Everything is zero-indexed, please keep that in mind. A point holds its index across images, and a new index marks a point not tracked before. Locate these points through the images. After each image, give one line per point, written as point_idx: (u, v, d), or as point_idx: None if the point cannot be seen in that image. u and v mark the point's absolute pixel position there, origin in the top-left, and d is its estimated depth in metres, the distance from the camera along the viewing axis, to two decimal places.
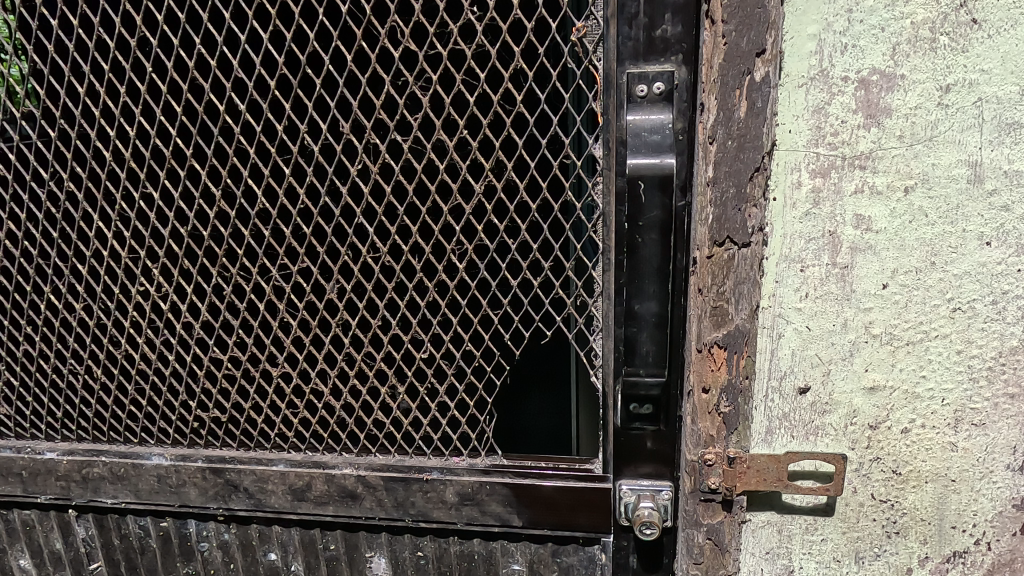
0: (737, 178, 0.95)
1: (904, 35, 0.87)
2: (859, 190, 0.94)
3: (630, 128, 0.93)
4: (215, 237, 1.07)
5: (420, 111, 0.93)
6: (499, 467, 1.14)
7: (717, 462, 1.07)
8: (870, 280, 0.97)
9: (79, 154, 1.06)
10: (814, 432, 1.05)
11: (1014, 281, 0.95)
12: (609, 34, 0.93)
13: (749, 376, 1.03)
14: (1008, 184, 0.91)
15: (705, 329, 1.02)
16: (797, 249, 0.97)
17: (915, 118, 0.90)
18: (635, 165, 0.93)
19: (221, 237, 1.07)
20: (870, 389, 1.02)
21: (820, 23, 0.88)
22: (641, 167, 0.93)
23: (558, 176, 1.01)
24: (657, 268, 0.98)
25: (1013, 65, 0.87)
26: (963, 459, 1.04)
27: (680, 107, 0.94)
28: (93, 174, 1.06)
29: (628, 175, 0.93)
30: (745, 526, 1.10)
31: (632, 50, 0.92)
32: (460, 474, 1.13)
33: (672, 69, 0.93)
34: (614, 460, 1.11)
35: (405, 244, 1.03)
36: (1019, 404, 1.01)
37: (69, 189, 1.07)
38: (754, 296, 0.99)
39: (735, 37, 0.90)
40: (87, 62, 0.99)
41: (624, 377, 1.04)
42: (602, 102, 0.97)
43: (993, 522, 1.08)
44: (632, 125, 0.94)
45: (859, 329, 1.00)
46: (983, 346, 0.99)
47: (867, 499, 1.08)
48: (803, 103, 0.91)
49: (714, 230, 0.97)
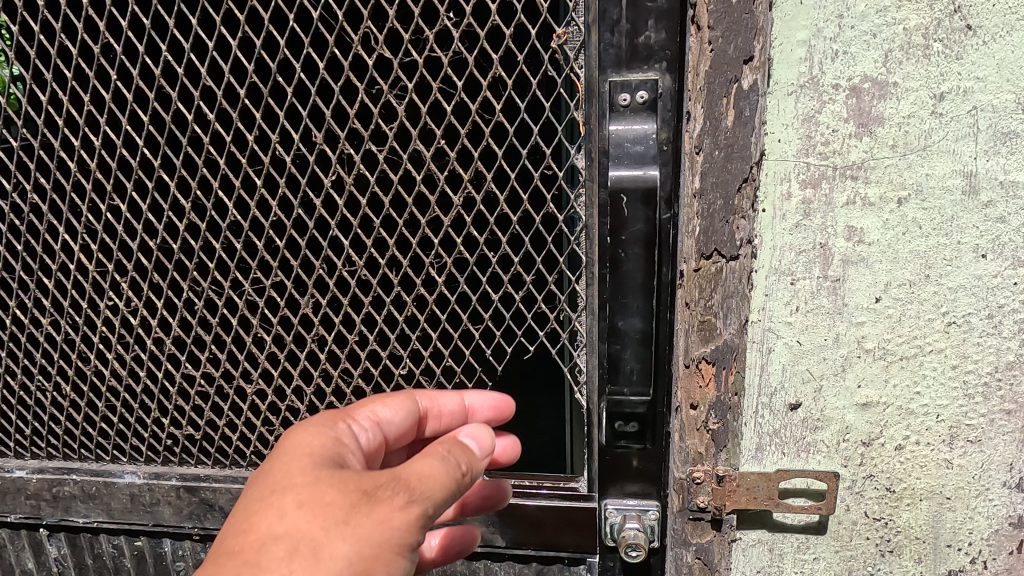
0: (725, 189, 0.92)
1: (897, 41, 0.84)
2: (852, 202, 0.91)
3: (613, 138, 0.90)
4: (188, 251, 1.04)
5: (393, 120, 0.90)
6: None
7: (706, 480, 1.04)
8: (863, 293, 0.94)
9: (43, 164, 1.02)
10: (805, 449, 1.02)
11: (1011, 294, 0.92)
12: (590, 41, 0.90)
13: (738, 393, 1.00)
14: (1004, 195, 0.88)
15: (692, 343, 1.00)
16: (787, 262, 0.94)
17: (908, 127, 0.87)
18: (617, 177, 0.90)
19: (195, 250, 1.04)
20: (863, 405, 0.99)
21: (809, 29, 0.84)
22: (624, 179, 0.90)
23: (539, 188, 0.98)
24: (641, 284, 0.96)
25: (1009, 73, 0.84)
26: (958, 476, 1.01)
27: (665, 116, 0.91)
28: (60, 185, 1.03)
29: (610, 188, 0.91)
30: (735, 545, 1.08)
31: (615, 58, 0.89)
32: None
33: (656, 77, 0.89)
34: (600, 478, 1.10)
35: (382, 258, 1.01)
36: (1016, 420, 0.98)
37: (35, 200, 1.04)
38: (743, 310, 0.96)
39: (722, 43, 0.87)
40: (49, 69, 0.95)
41: (609, 396, 1.03)
42: (584, 112, 0.94)
43: (990, 541, 1.05)
44: (615, 135, 0.91)
45: (852, 343, 0.97)
46: (979, 361, 0.96)
47: (860, 518, 1.05)
48: (792, 111, 0.88)
49: (700, 243, 0.94)
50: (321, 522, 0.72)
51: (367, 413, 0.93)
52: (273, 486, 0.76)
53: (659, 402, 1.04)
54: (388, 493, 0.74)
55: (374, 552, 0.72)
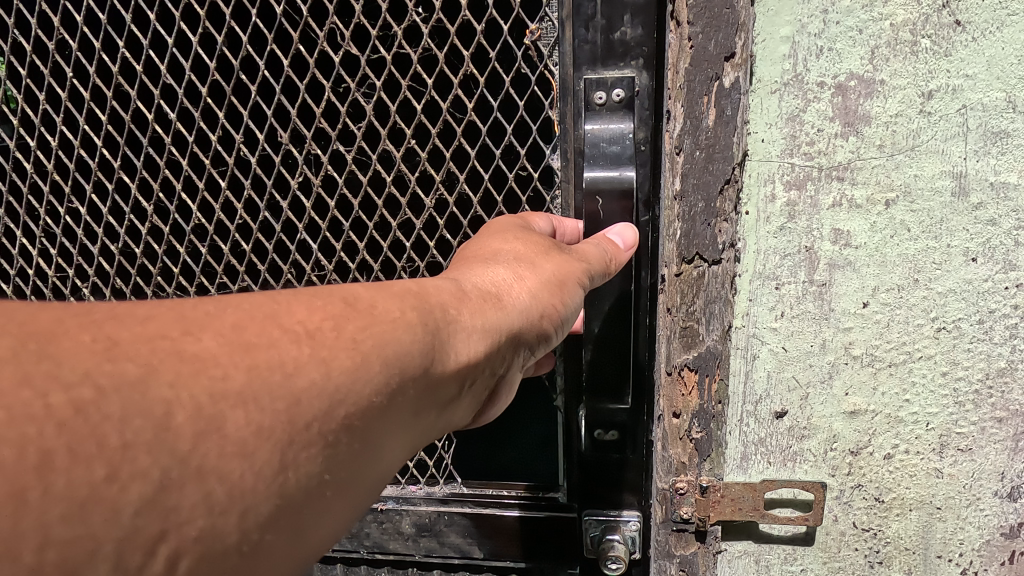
0: (706, 191, 0.89)
1: (884, 37, 0.81)
2: (838, 204, 0.88)
3: (588, 138, 0.89)
4: (191, 250, 1.14)
5: (369, 117, 0.99)
6: (457, 496, 1.15)
7: (689, 491, 1.01)
8: (850, 298, 0.91)
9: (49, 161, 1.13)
10: (791, 459, 0.99)
11: (1002, 299, 0.90)
12: (564, 36, 0.88)
13: (721, 401, 0.97)
14: (994, 197, 0.86)
15: (674, 350, 0.96)
16: (772, 265, 0.91)
17: (896, 127, 0.84)
18: (593, 179, 0.89)
19: (196, 247, 1.14)
20: (850, 413, 0.96)
21: (793, 24, 0.81)
22: (599, 181, 0.89)
23: (515, 190, 1.01)
24: (617, 288, 0.94)
25: (999, 70, 0.81)
26: (949, 485, 0.99)
27: (642, 115, 0.89)
28: (77, 186, 1.14)
29: (585, 189, 0.90)
30: (720, 556, 1.05)
31: (590, 54, 0.87)
32: (417, 504, 1.16)
33: (633, 75, 0.88)
34: (579, 488, 1.09)
35: (350, 262, 1.12)
36: (1007, 428, 0.95)
37: (54, 200, 1.15)
38: (726, 316, 0.93)
39: (702, 40, 0.84)
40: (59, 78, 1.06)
41: (591, 404, 1.01)
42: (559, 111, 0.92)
43: (981, 551, 1.02)
44: (590, 135, 0.89)
45: (839, 350, 0.94)
46: (970, 368, 0.93)
47: (848, 528, 1.02)
48: (777, 109, 0.84)
49: (682, 246, 0.91)
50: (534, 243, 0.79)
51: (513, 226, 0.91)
52: (483, 238, 0.81)
53: (638, 411, 1.03)
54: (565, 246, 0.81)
55: (569, 271, 0.77)
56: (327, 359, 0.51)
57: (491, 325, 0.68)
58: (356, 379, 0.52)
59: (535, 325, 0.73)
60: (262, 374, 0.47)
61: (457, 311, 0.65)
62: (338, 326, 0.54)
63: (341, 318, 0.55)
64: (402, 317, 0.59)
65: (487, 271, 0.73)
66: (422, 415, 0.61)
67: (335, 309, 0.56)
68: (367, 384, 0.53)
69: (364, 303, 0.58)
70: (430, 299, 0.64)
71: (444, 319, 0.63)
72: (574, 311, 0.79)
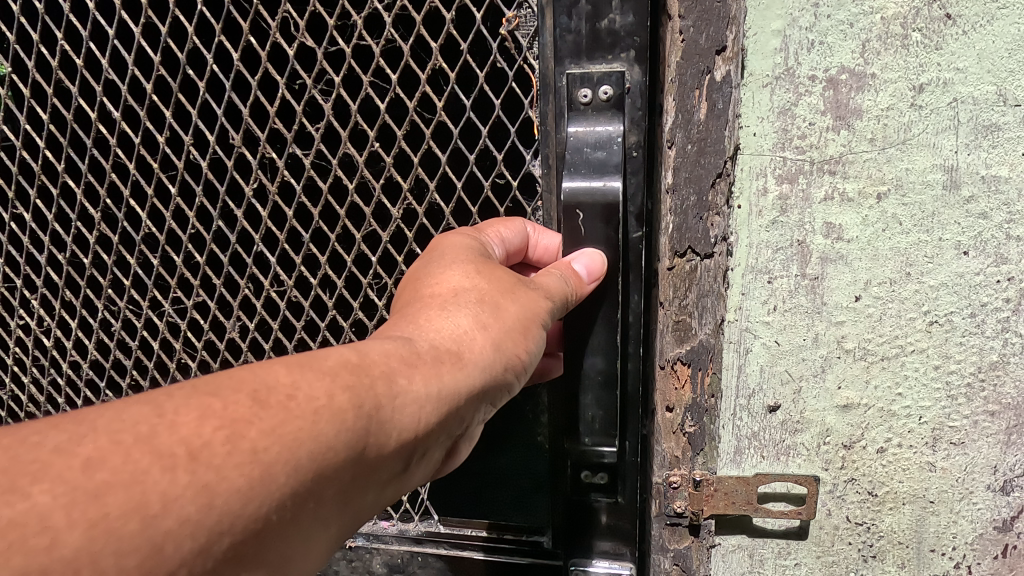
0: (698, 185, 0.89)
1: (875, 31, 0.81)
2: (830, 197, 0.88)
3: (575, 140, 0.90)
4: (142, 261, 1.21)
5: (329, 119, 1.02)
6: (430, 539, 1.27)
7: (683, 485, 1.02)
8: (842, 292, 0.92)
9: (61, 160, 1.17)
10: (785, 453, 0.99)
11: (993, 293, 0.90)
12: (545, 27, 0.89)
13: (714, 394, 0.98)
14: (985, 191, 0.86)
15: (668, 344, 0.97)
16: (764, 259, 0.91)
17: (887, 120, 0.84)
18: (573, 191, 0.87)
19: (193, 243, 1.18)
20: (843, 407, 0.97)
21: (784, 18, 0.82)
22: (580, 194, 0.87)
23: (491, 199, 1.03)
24: (603, 318, 0.93)
25: (990, 63, 0.81)
26: (942, 479, 0.99)
27: (634, 115, 0.89)
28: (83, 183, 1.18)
29: (567, 201, 0.88)
30: (714, 550, 1.05)
31: (574, 48, 0.88)
32: (388, 544, 1.29)
33: (623, 69, 0.88)
34: (566, 530, 1.12)
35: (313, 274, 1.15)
36: (1000, 422, 0.95)
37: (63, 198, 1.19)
38: (718, 309, 0.94)
39: (693, 33, 0.84)
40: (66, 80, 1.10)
41: (573, 447, 1.02)
42: (540, 110, 0.93)
43: (973, 545, 1.02)
44: (575, 138, 0.90)
45: (832, 344, 0.94)
46: (962, 361, 0.93)
47: (841, 522, 1.02)
48: (768, 103, 0.85)
49: (674, 240, 0.92)
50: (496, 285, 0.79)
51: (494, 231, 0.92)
52: (442, 266, 0.82)
53: (625, 452, 1.05)
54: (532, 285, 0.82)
55: (530, 318, 0.79)
56: (218, 474, 0.53)
57: (444, 390, 0.69)
58: (251, 495, 0.54)
59: (496, 376, 0.75)
60: (121, 525, 0.49)
61: (405, 382, 0.66)
62: (237, 438, 0.55)
63: (243, 424, 0.56)
64: (327, 404, 0.60)
65: (446, 322, 0.74)
66: (357, 500, 0.64)
67: (248, 406, 0.57)
68: (263, 503, 0.55)
69: (280, 395, 0.59)
70: (371, 369, 0.65)
71: (388, 395, 0.64)
72: (537, 351, 0.81)
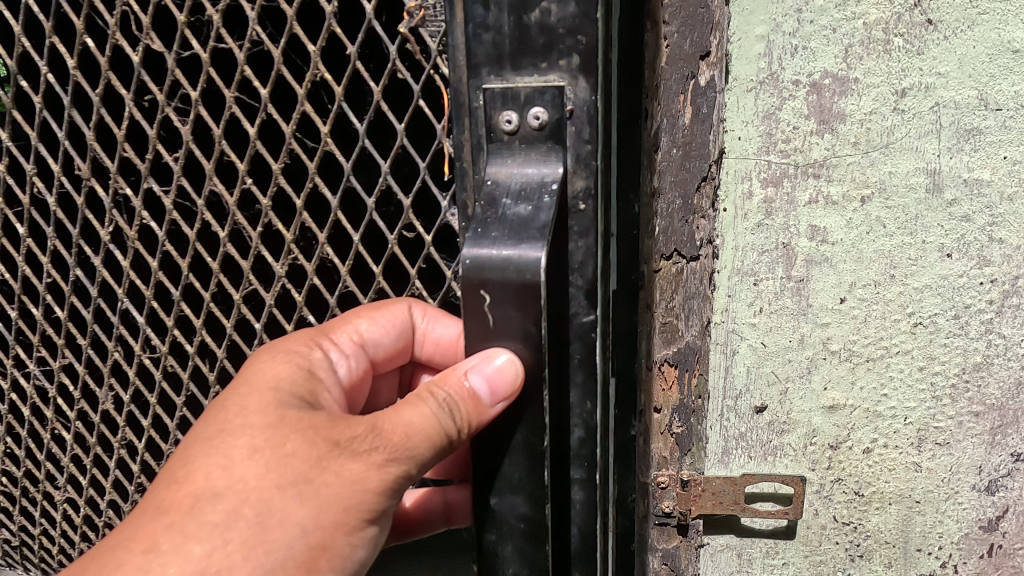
0: (684, 188, 0.89)
1: (857, 36, 0.82)
2: (814, 201, 0.89)
3: (496, 187, 0.72)
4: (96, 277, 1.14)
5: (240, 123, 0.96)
6: None
7: (671, 485, 1.02)
8: (827, 294, 0.92)
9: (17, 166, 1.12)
10: (772, 453, 1.00)
11: (976, 295, 0.91)
12: (456, 27, 0.73)
13: (701, 395, 0.98)
14: (967, 194, 0.87)
15: (655, 346, 0.96)
16: (750, 261, 0.92)
17: (870, 124, 0.85)
18: (478, 260, 0.65)
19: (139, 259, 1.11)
20: (829, 408, 0.98)
21: (767, 24, 0.83)
22: (486, 263, 0.65)
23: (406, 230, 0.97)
24: (522, 448, 0.71)
25: (970, 69, 0.83)
26: (928, 479, 1.00)
27: (578, 149, 0.73)
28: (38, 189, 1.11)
29: (468, 270, 0.65)
30: (703, 550, 1.06)
31: (494, 57, 0.72)
32: None
33: (564, 83, 0.71)
34: None
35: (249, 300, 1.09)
36: (984, 422, 0.96)
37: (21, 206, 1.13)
38: (705, 311, 0.94)
39: (678, 38, 0.84)
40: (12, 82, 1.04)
41: None
42: (455, 139, 0.78)
43: (960, 545, 1.03)
44: (497, 182, 0.72)
45: (817, 345, 0.95)
46: (946, 362, 0.94)
47: (829, 522, 1.03)
48: (753, 107, 0.86)
49: (660, 242, 0.91)
50: (283, 476, 0.69)
51: (350, 332, 0.91)
52: (245, 402, 0.74)
53: None
54: (358, 451, 0.71)
55: (326, 527, 0.70)
56: None
57: None
58: None
59: None
60: None
61: None
62: None
63: None
64: None
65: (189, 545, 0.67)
66: None
67: None
68: None
69: None
70: None
71: None
72: (351, 547, 0.73)
